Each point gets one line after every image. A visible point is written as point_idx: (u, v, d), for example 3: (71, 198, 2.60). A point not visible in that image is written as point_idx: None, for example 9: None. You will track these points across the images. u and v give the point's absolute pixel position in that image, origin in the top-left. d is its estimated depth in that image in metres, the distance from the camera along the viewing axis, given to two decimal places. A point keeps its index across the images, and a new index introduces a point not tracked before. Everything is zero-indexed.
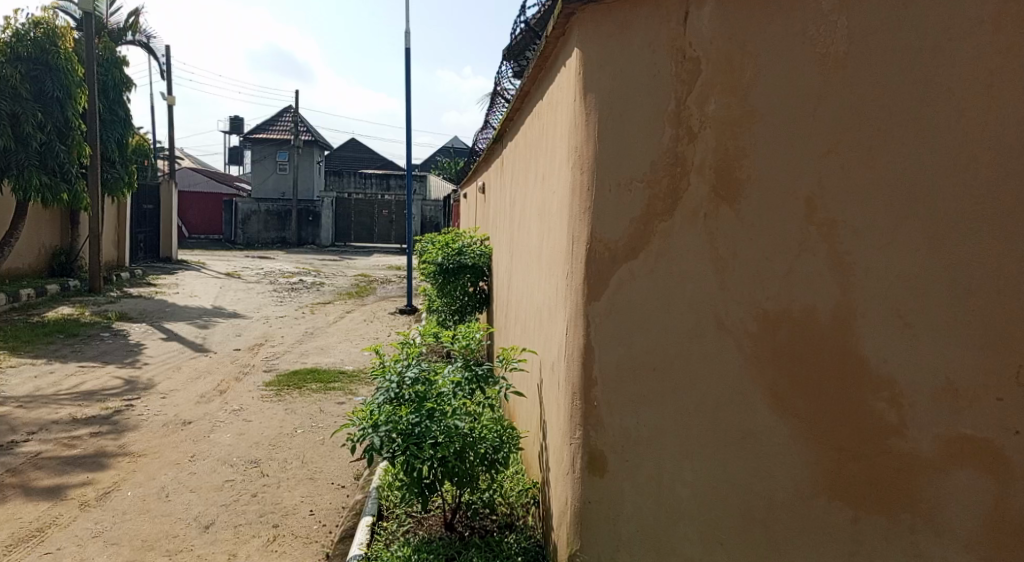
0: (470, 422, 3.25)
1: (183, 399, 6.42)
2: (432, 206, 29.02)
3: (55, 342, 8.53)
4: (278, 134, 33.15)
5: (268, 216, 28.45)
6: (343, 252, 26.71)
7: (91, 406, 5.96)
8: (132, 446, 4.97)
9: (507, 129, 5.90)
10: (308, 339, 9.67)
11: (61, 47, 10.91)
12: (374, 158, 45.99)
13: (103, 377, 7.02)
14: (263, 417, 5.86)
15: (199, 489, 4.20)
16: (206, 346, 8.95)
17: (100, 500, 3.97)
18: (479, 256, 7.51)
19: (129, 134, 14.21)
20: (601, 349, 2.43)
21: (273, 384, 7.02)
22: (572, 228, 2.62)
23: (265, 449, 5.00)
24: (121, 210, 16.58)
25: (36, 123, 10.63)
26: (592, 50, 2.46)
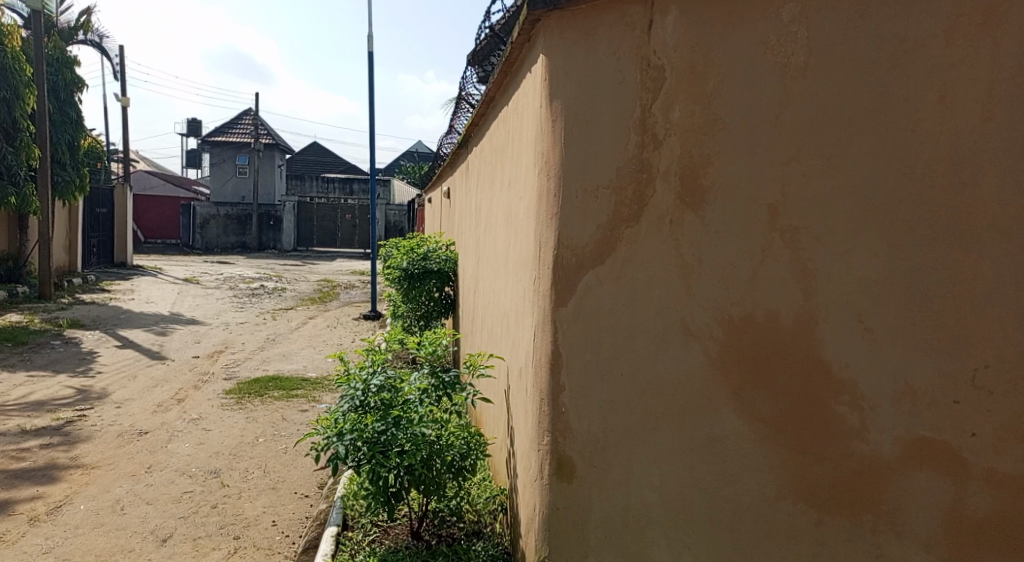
0: (436, 429, 3.22)
1: (139, 408, 6.24)
2: (396, 211, 28.84)
3: (3, 350, 8.22)
4: (238, 137, 32.61)
5: (228, 221, 27.96)
6: (305, 256, 26.35)
7: (41, 417, 5.75)
8: (85, 458, 4.81)
9: (472, 134, 5.91)
10: (270, 345, 9.52)
11: (8, 46, 10.55)
12: (338, 162, 45.57)
13: (54, 387, 6.79)
14: (223, 425, 5.74)
15: (156, 502, 4.09)
16: (163, 354, 8.72)
17: (51, 514, 3.83)
18: (444, 261, 7.45)
19: (80, 136, 13.79)
20: (569, 355, 2.46)
21: (234, 392, 6.88)
22: (539, 234, 2.63)
23: (225, 458, 4.89)
24: (73, 214, 16.09)
25: None
26: (557, 58, 2.49)
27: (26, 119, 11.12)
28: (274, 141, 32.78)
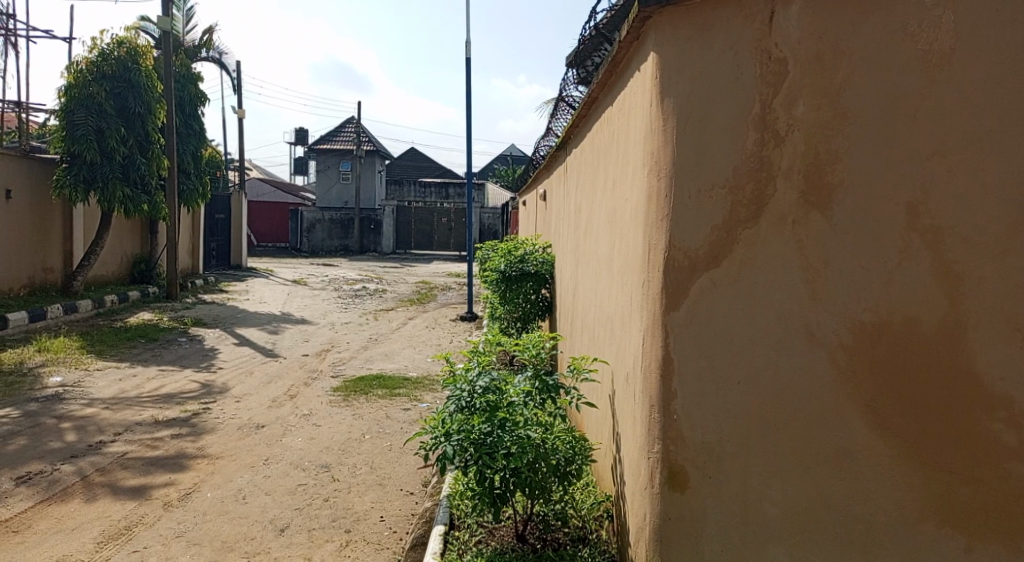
0: (541, 432, 3.20)
1: (256, 403, 6.61)
2: (490, 214, 29.24)
3: (137, 346, 8.94)
4: (342, 144, 34.07)
5: (332, 225, 29.27)
6: (403, 259, 27.14)
7: (171, 409, 6.20)
8: (210, 448, 5.14)
9: (571, 136, 5.89)
10: (373, 344, 9.86)
11: (141, 65, 11.47)
12: (434, 167, 46.74)
13: (181, 381, 7.31)
14: (332, 421, 5.99)
15: (273, 493, 4.30)
16: (276, 352, 9.20)
17: (182, 500, 4.10)
18: (541, 264, 7.45)
19: (202, 147, 14.80)
20: (680, 361, 2.35)
21: (341, 389, 7.15)
22: (647, 235, 2.54)
23: (335, 454, 5.09)
24: (196, 219, 17.29)
25: (120, 138, 11.20)
26: (667, 53, 2.39)
27: (157, 132, 12.04)
28: (375, 147, 34.01)
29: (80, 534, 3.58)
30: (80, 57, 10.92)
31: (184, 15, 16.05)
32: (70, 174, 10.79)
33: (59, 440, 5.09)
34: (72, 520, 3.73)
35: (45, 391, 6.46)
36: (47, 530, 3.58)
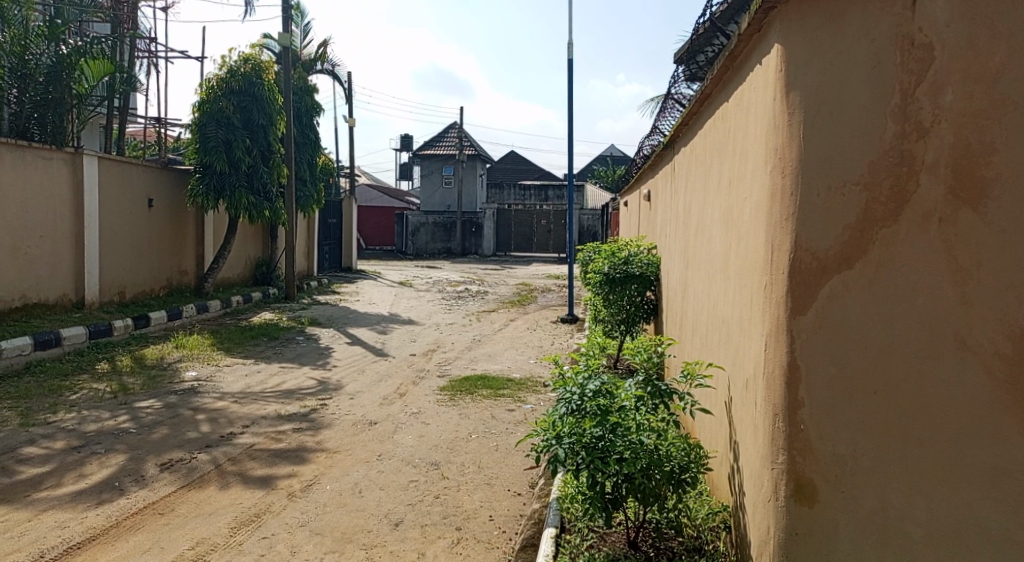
0: (654, 438, 3.11)
1: (368, 400, 6.87)
2: (590, 216, 29.09)
3: (260, 344, 9.53)
4: (445, 149, 34.94)
5: (436, 228, 30.09)
6: (504, 261, 27.47)
7: (292, 404, 6.56)
8: (328, 443, 5.39)
9: (679, 134, 5.76)
10: (476, 345, 10.04)
11: (265, 80, 12.25)
12: (534, 170, 47.15)
13: (300, 377, 7.72)
14: (440, 420, 6.13)
15: (387, 488, 4.45)
16: (386, 351, 9.54)
17: (304, 491, 4.32)
18: (647, 266, 7.30)
19: (317, 155, 15.59)
20: (808, 369, 2.22)
21: (447, 389, 7.32)
22: (770, 236, 2.42)
23: (444, 452, 5.21)
24: (312, 224, 18.24)
25: (245, 149, 11.96)
26: (794, 45, 2.27)
27: (278, 143, 12.81)
28: (477, 151, 34.65)
29: (216, 518, 3.84)
30: (211, 74, 11.81)
31: (301, 30, 17.00)
32: (202, 183, 11.57)
33: (196, 431, 5.49)
34: (210, 506, 4.01)
35: (182, 385, 7.00)
36: (187, 514, 3.87)
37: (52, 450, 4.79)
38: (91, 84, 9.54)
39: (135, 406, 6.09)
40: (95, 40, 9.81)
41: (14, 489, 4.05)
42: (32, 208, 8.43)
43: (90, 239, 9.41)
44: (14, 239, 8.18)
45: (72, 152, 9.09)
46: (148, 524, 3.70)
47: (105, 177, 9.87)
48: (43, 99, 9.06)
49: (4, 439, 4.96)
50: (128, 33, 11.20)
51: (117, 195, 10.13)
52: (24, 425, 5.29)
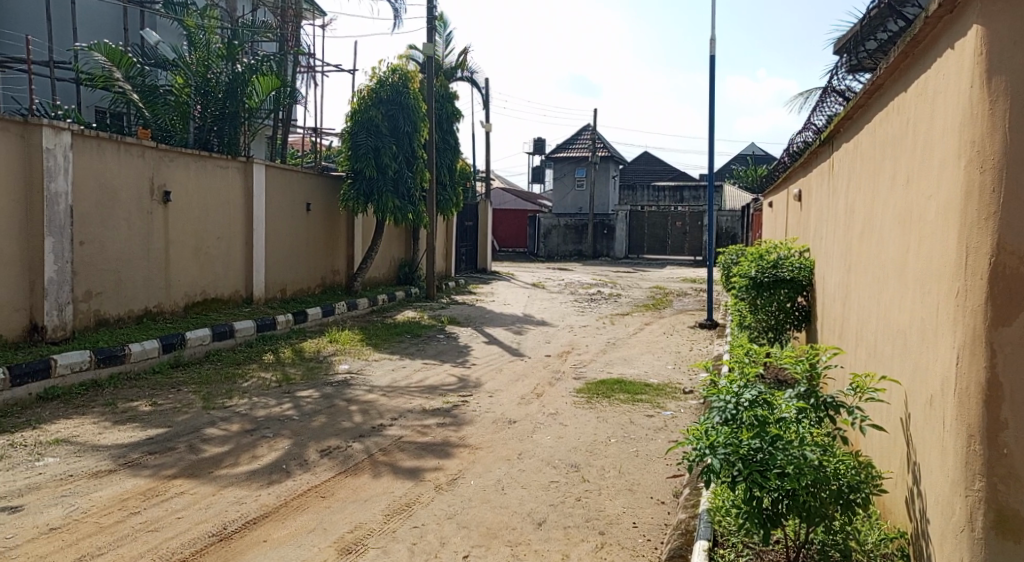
0: (820, 453, 2.89)
1: (507, 399, 6.98)
2: (728, 217, 27.92)
3: (404, 341, 9.97)
4: (578, 152, 34.93)
5: (567, 230, 30.24)
6: (637, 264, 26.98)
7: (435, 399, 6.80)
8: (470, 439, 5.53)
9: (839, 129, 5.38)
10: (612, 348, 9.94)
11: (411, 88, 12.77)
12: (667, 171, 46.15)
13: (442, 374, 8.00)
14: (578, 422, 6.11)
15: (529, 486, 4.49)
16: (522, 351, 9.66)
17: (450, 485, 4.46)
18: (798, 269, 6.79)
19: (457, 159, 16.10)
20: (1014, 386, 2.01)
21: (584, 391, 7.29)
22: (961, 236, 2.19)
23: (584, 454, 5.19)
24: (450, 227, 18.89)
25: (392, 155, 12.59)
26: (1000, 25, 2.05)
27: (421, 148, 13.39)
28: (610, 153, 34.33)
29: (371, 505, 4.05)
30: (363, 85, 12.48)
31: (443, 39, 17.63)
32: (354, 188, 12.44)
33: (350, 421, 5.84)
34: (365, 493, 4.24)
35: (336, 377, 7.47)
36: (345, 498, 4.11)
37: (229, 432, 5.27)
38: (261, 98, 10.32)
39: (297, 395, 6.57)
40: (265, 59, 10.70)
41: (199, 465, 4.49)
42: (212, 211, 9.35)
43: (258, 240, 10.29)
44: (197, 240, 9.10)
45: (245, 161, 9.97)
46: (312, 506, 3.96)
47: (271, 184, 10.76)
48: (221, 113, 10.15)
49: (190, 419, 5.52)
50: (292, 50, 12.18)
51: (281, 201, 11.02)
52: (205, 408, 5.87)
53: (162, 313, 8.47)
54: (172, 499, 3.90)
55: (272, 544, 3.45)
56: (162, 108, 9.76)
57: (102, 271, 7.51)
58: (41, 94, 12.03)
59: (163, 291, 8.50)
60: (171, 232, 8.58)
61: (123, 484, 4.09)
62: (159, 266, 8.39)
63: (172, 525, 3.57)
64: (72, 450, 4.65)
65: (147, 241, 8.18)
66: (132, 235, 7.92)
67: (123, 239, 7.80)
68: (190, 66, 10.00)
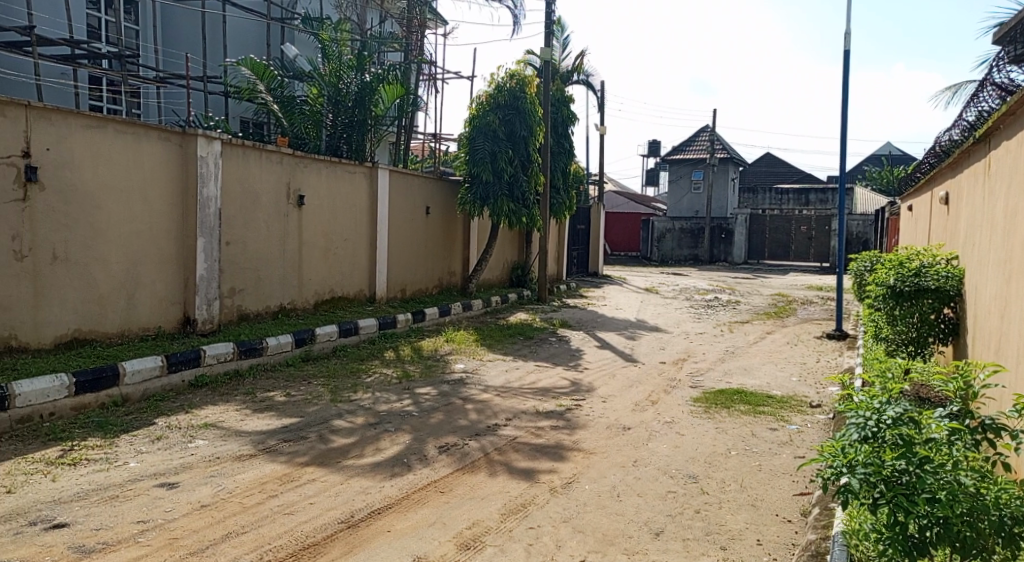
0: (977, 479, 2.65)
1: (621, 405, 6.88)
2: (860, 221, 26.16)
3: (517, 342, 10.07)
4: (695, 153, 33.91)
5: (683, 234, 29.50)
6: (756, 270, 25.85)
7: (549, 402, 6.82)
8: (584, 443, 5.50)
9: (997, 127, 4.92)
10: (730, 357, 9.56)
11: (528, 93, 12.89)
12: (791, 173, 43.96)
13: (555, 377, 8.00)
14: (696, 432, 5.93)
15: (645, 495, 4.40)
16: (636, 357, 9.50)
17: (565, 488, 4.45)
18: (945, 279, 6.25)
19: (571, 162, 16.10)
20: None
21: (702, 401, 7.05)
22: None
23: (703, 466, 5.01)
24: (563, 230, 18.90)
25: (508, 159, 12.77)
26: None
27: (536, 152, 13.50)
28: (730, 154, 33.09)
29: (487, 503, 4.11)
30: (482, 91, 12.75)
31: (560, 43, 17.72)
32: (471, 192, 12.71)
33: (466, 419, 5.97)
34: (481, 491, 4.31)
35: (453, 375, 7.66)
36: (463, 495, 4.19)
37: (355, 424, 5.53)
38: (387, 106, 10.73)
39: (416, 392, 6.79)
40: (392, 68, 11.12)
41: (329, 454, 4.75)
42: (340, 214, 9.86)
43: (381, 242, 10.74)
44: (327, 241, 9.63)
45: (371, 166, 10.45)
46: (432, 500, 4.08)
47: (394, 188, 11.19)
48: (350, 120, 10.70)
49: (319, 411, 5.85)
50: (416, 59, 12.64)
51: (403, 204, 11.46)
52: (333, 401, 6.19)
53: (296, 309, 9.05)
54: (305, 485, 4.14)
55: (395, 535, 3.59)
56: (298, 117, 10.55)
57: (244, 269, 8.11)
58: (196, 106, 13.17)
59: (296, 289, 9.06)
60: (304, 234, 9.14)
61: (262, 468, 4.40)
62: (293, 265, 8.95)
63: (305, 510, 3.79)
64: (218, 433, 5.05)
65: (283, 241, 8.75)
66: (270, 236, 8.50)
67: (263, 240, 8.38)
68: (324, 78, 10.60)
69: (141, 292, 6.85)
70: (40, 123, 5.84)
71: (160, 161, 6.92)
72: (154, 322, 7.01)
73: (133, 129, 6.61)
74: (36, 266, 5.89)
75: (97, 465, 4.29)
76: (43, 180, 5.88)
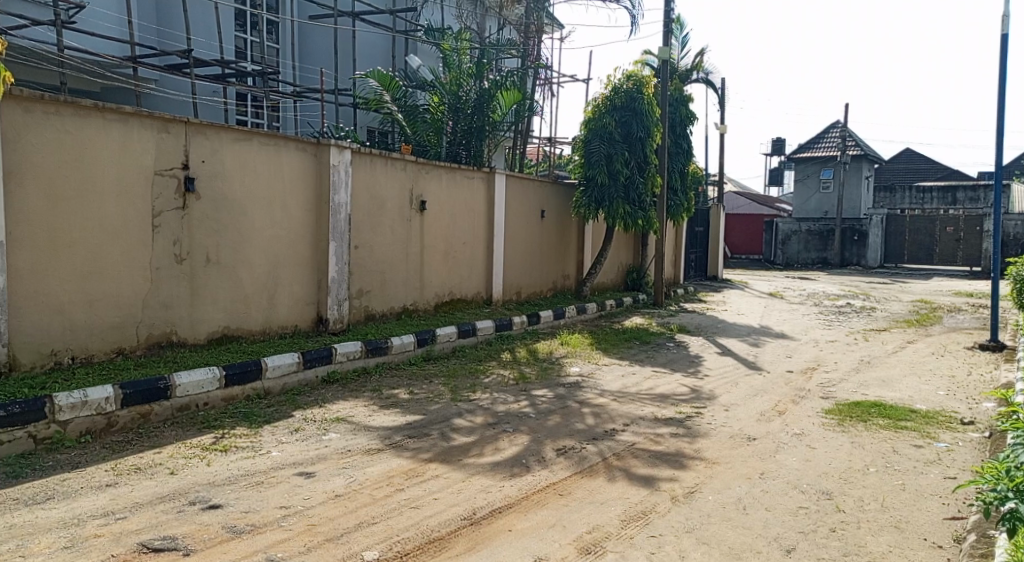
0: None
1: (744, 414, 6.59)
2: (1018, 221, 23.67)
3: (634, 347, 9.91)
4: (824, 151, 31.98)
5: (810, 236, 27.92)
6: (895, 275, 23.99)
7: (668, 409, 6.65)
8: (706, 452, 5.31)
9: None
10: (866, 368, 8.92)
11: (646, 93, 12.64)
12: (934, 169, 40.51)
13: (673, 384, 7.79)
14: (829, 446, 5.57)
15: (774, 509, 4.19)
16: (760, 365, 9.07)
17: (688, 497, 4.32)
18: None
19: (689, 163, 15.66)
20: None
21: (834, 413, 6.63)
22: None
23: (838, 482, 4.70)
24: (680, 232, 18.40)
25: (624, 161, 12.60)
26: None
27: (653, 154, 13.23)
28: (864, 151, 30.95)
29: (607, 508, 4.06)
30: (598, 93, 12.65)
31: (679, 41, 17.30)
32: (586, 195, 12.65)
33: (583, 423, 5.93)
34: (601, 496, 4.27)
35: (569, 379, 7.64)
36: (582, 499, 4.17)
37: (474, 424, 5.64)
38: (504, 112, 11.02)
39: (533, 394, 6.83)
40: (510, 74, 11.36)
41: (451, 452, 4.87)
42: (459, 218, 10.11)
43: (497, 246, 10.92)
44: (447, 245, 9.91)
45: (488, 172, 10.65)
46: (551, 502, 4.09)
47: (510, 192, 11.35)
48: (470, 127, 11.00)
49: (441, 409, 6.02)
50: (533, 64, 12.77)
51: (518, 208, 11.59)
52: (454, 400, 6.36)
53: (417, 310, 9.38)
54: (429, 481, 4.28)
55: (517, 534, 3.62)
56: (421, 125, 10.91)
57: (371, 272, 8.50)
58: (328, 118, 13.99)
59: (418, 291, 9.39)
60: (425, 238, 9.46)
61: (389, 462, 4.58)
62: (415, 268, 9.28)
63: (430, 505, 3.90)
64: (349, 428, 5.31)
65: (406, 245, 9.09)
66: (395, 240, 8.86)
67: (388, 244, 8.75)
68: (445, 86, 10.93)
69: (280, 293, 7.35)
70: (197, 138, 6.40)
71: (297, 171, 7.40)
72: (291, 321, 7.50)
73: (275, 142, 7.11)
74: (192, 269, 6.45)
75: (245, 452, 4.64)
76: (199, 190, 6.44)
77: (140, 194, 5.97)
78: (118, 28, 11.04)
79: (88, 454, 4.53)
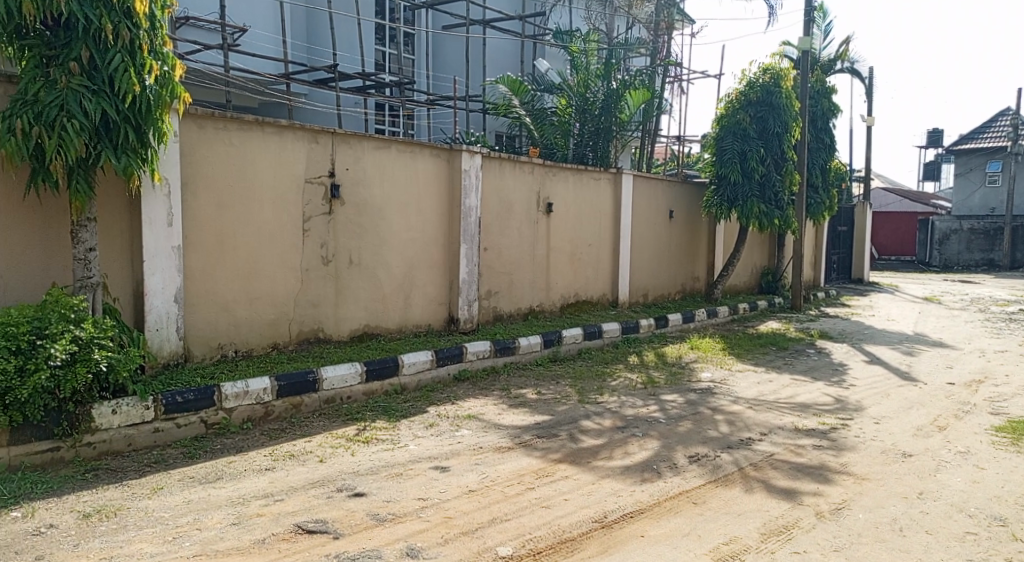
0: None
1: (898, 429, 6.06)
2: None
3: (770, 353, 9.41)
4: (991, 141, 28.89)
5: (973, 236, 25.33)
6: None
7: (809, 419, 6.26)
8: (854, 467, 4.95)
9: None
10: None
11: (784, 87, 12.00)
12: None
13: (815, 393, 7.32)
14: (1001, 467, 5.01)
15: (937, 533, 3.82)
16: (914, 376, 8.32)
17: (835, 514, 4.04)
18: None
19: (832, 158, 14.69)
20: None
21: (1006, 431, 5.95)
22: None
23: (1014, 507, 4.22)
24: (820, 232, 17.29)
25: (760, 158, 12.02)
26: None
27: (791, 150, 12.52)
28: None
29: (745, 520, 3.88)
30: (732, 89, 12.16)
31: (821, 30, 16.27)
32: (718, 195, 12.21)
33: (717, 430, 5.71)
34: (737, 506, 4.09)
35: (700, 385, 7.39)
36: (718, 509, 4.01)
37: (603, 426, 5.59)
38: (632, 112, 10.87)
39: (662, 399, 6.67)
40: (638, 73, 11.18)
41: (580, 454, 4.86)
42: (585, 220, 10.08)
43: (624, 247, 10.78)
44: (573, 246, 9.91)
45: (615, 173, 10.54)
46: (685, 509, 3.97)
47: (637, 193, 11.17)
48: (597, 128, 10.94)
49: (569, 410, 6.02)
50: (662, 62, 12.50)
51: (646, 209, 11.38)
52: (581, 402, 6.33)
53: (544, 311, 9.45)
54: (559, 481, 4.29)
55: (649, 540, 3.54)
56: (549, 128, 10.99)
57: (499, 273, 8.67)
58: (460, 124, 14.43)
59: (545, 293, 9.45)
60: (552, 240, 9.51)
61: (520, 461, 4.64)
62: (541, 270, 9.35)
63: (561, 505, 3.91)
64: (480, 425, 5.44)
65: (533, 247, 9.19)
66: (522, 241, 8.98)
67: (515, 246, 8.88)
68: (573, 88, 10.94)
69: (415, 293, 7.66)
70: (342, 147, 6.80)
71: (431, 176, 7.70)
72: (425, 321, 7.80)
73: (411, 149, 7.43)
74: (337, 270, 6.88)
75: (384, 445, 4.87)
76: (344, 196, 6.85)
77: (293, 200, 6.44)
78: (274, 47, 11.99)
79: (249, 439, 4.95)
